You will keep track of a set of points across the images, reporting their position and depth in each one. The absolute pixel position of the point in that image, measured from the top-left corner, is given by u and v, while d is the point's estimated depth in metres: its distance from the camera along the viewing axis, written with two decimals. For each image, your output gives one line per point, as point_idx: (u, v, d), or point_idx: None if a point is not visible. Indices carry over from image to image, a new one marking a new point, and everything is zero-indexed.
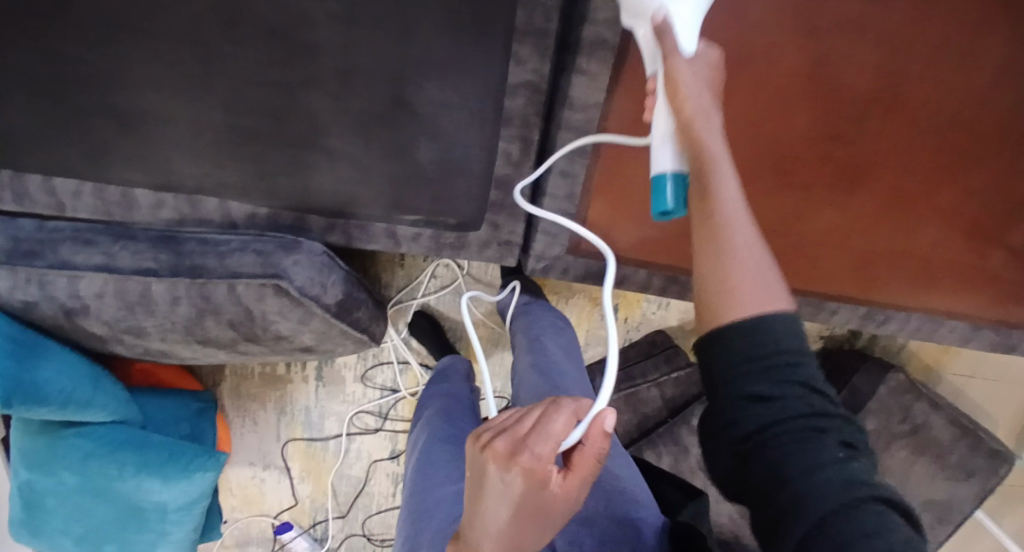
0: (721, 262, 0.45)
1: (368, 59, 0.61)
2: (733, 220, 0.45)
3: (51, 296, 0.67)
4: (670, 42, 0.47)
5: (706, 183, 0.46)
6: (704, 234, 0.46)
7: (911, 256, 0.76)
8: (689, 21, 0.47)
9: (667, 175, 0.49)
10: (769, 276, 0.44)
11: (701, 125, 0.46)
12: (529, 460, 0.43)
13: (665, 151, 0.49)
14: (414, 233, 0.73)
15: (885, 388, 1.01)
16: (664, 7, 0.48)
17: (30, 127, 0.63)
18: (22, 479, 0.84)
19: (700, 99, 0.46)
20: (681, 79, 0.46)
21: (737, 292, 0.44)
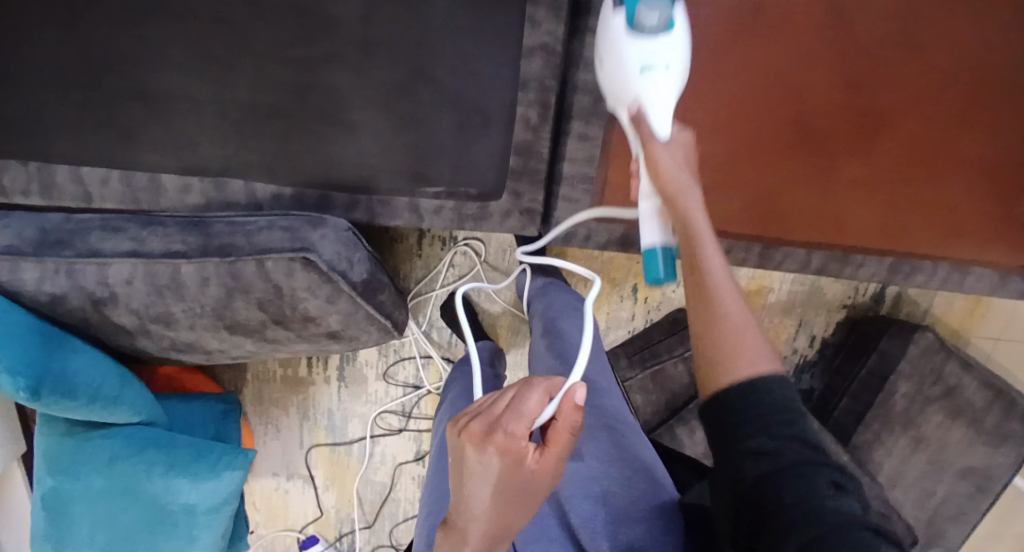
0: (718, 333, 0.48)
1: (386, 31, 0.63)
2: (723, 289, 0.49)
3: (79, 285, 0.67)
4: (647, 129, 0.52)
5: (695, 255, 0.50)
6: (698, 307, 0.49)
7: (937, 207, 0.75)
8: (665, 106, 0.52)
9: (657, 249, 0.54)
10: (759, 336, 0.48)
11: (686, 199, 0.50)
12: (501, 438, 0.47)
13: (652, 229, 0.54)
14: (437, 205, 0.72)
15: (915, 348, 0.98)
16: (639, 96, 0.53)
17: (58, 115, 0.64)
18: (47, 486, 0.82)
19: (681, 179, 0.51)
20: (661, 163, 0.51)
21: (733, 353, 0.47)
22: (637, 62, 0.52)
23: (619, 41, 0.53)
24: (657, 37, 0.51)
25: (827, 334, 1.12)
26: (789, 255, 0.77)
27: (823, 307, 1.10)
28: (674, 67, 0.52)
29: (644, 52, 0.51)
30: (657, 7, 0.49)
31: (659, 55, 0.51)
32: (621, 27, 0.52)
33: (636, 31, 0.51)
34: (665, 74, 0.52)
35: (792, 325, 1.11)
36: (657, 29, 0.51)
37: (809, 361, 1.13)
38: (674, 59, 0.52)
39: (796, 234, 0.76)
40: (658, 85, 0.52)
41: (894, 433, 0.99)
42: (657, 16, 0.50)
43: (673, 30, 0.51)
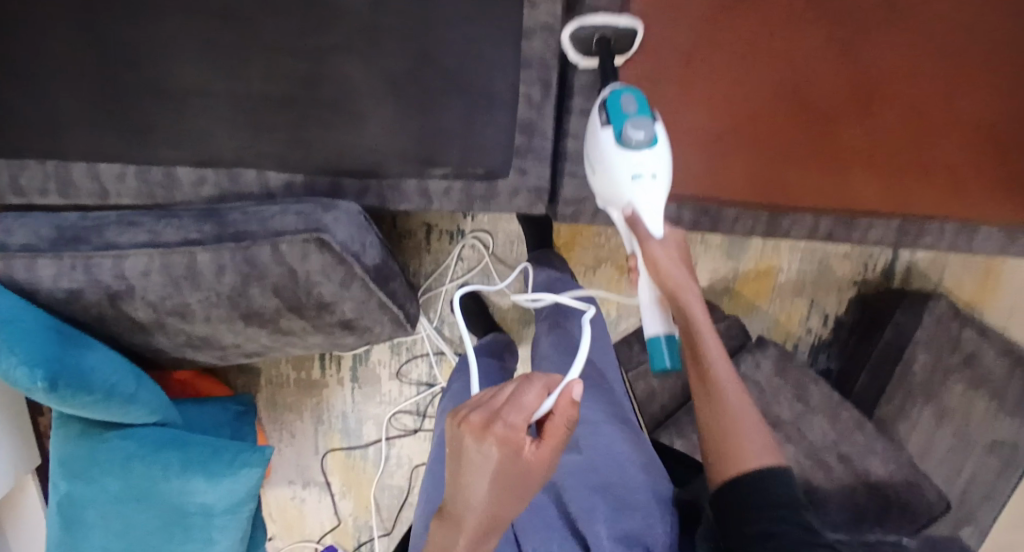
0: (727, 427, 0.58)
1: (391, 17, 0.65)
2: (722, 376, 0.59)
3: (95, 279, 0.68)
4: (642, 230, 0.59)
5: (698, 347, 0.59)
6: (706, 400, 0.58)
7: (937, 170, 0.74)
8: (656, 212, 0.58)
9: (661, 338, 0.60)
10: (754, 417, 0.59)
11: (685, 295, 0.58)
12: (502, 428, 0.46)
13: (655, 321, 0.60)
14: (445, 186, 0.74)
15: (929, 317, 0.97)
16: (633, 202, 0.59)
17: (77, 112, 0.66)
18: (62, 491, 0.82)
19: (679, 276, 0.58)
20: (659, 261, 0.58)
21: (738, 441, 0.57)
22: (628, 172, 0.58)
23: (609, 152, 0.59)
24: (644, 149, 0.58)
25: (841, 313, 1.10)
26: (797, 222, 0.79)
27: (833, 285, 1.08)
28: (660, 175, 0.58)
29: (633, 162, 0.58)
30: (643, 126, 0.57)
31: (647, 166, 0.58)
32: (611, 140, 0.59)
33: (624, 145, 0.58)
34: (653, 182, 0.58)
35: (804, 306, 1.10)
36: (644, 143, 0.58)
37: (824, 340, 1.12)
38: (660, 169, 0.58)
39: (799, 200, 0.75)
40: (648, 190, 0.58)
41: (916, 406, 0.97)
42: (643, 133, 0.57)
43: (658, 143, 0.58)
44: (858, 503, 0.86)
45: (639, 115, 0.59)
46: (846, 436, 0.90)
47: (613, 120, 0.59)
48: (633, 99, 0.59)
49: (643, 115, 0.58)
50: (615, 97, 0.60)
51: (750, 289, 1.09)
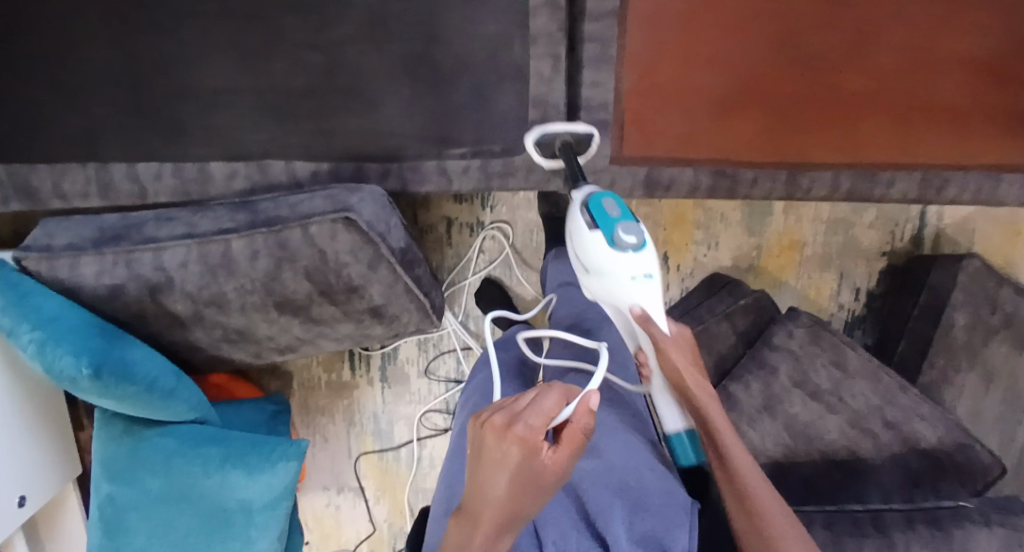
0: (756, 519, 0.57)
1: (400, 4, 0.68)
2: (747, 471, 0.59)
3: (137, 274, 0.70)
4: (654, 328, 0.63)
5: (717, 443, 0.60)
6: (732, 493, 0.59)
7: (949, 112, 0.74)
8: (658, 305, 0.64)
9: (682, 434, 0.69)
10: (785, 515, 0.58)
11: (700, 395, 0.61)
12: (522, 428, 0.49)
13: (675, 420, 0.69)
14: (464, 165, 0.76)
15: (965, 276, 0.94)
16: (636, 301, 0.64)
17: (116, 117, 0.70)
18: (103, 494, 0.83)
19: (689, 371, 0.62)
20: (671, 356, 0.62)
21: (769, 532, 0.56)
22: (625, 275, 0.63)
23: (603, 254, 0.64)
24: (635, 252, 0.63)
25: (871, 285, 1.08)
26: (816, 179, 0.79)
27: (860, 256, 1.07)
28: (653, 273, 0.64)
29: (629, 266, 0.63)
30: (632, 230, 0.63)
31: (641, 268, 0.63)
32: (604, 246, 0.63)
33: (617, 249, 0.63)
34: (649, 280, 0.64)
35: (833, 280, 1.08)
36: (634, 246, 0.63)
37: (858, 316, 1.10)
38: (652, 267, 0.64)
39: (812, 156, 0.77)
40: (647, 289, 0.64)
41: (962, 370, 0.93)
42: (634, 238, 0.62)
43: (647, 244, 0.64)
44: (911, 468, 0.83)
45: (625, 219, 0.63)
46: (890, 400, 0.85)
47: (600, 224, 0.63)
48: (614, 205, 0.64)
49: (628, 219, 0.63)
50: (597, 203, 0.64)
51: (775, 265, 1.08)
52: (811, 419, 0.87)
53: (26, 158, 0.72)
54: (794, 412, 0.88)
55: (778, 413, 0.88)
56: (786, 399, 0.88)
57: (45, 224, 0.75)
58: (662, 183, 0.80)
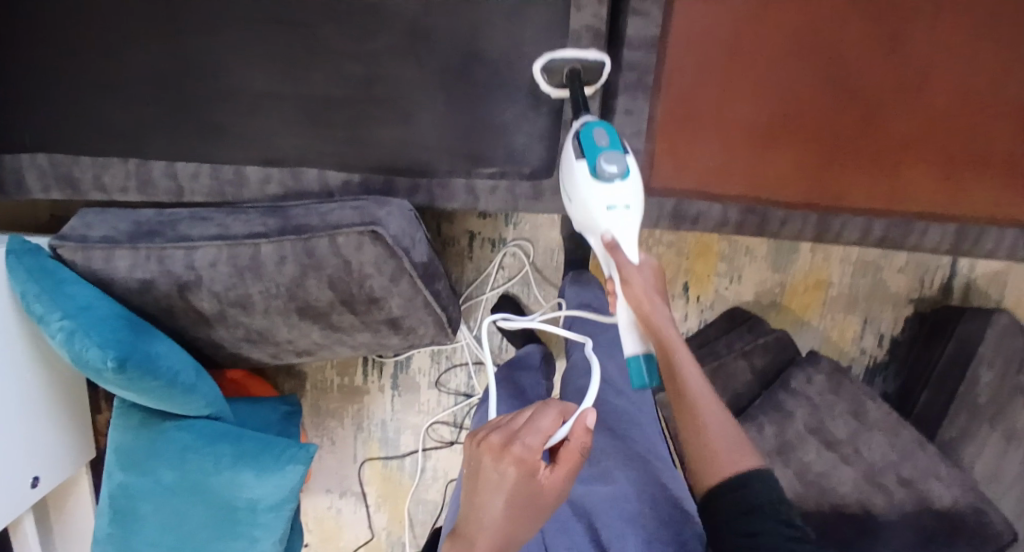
0: (702, 432, 0.56)
1: (442, 22, 0.69)
2: (700, 391, 0.58)
3: (168, 270, 0.72)
4: (621, 257, 0.61)
5: (672, 363, 0.58)
6: (682, 408, 0.57)
7: (990, 160, 0.73)
8: (632, 236, 0.62)
9: (638, 357, 0.62)
10: (737, 438, 0.57)
11: (660, 320, 0.59)
12: (520, 448, 0.49)
13: (632, 342, 0.63)
14: (492, 185, 0.76)
15: (994, 331, 0.92)
16: (608, 229, 0.62)
17: (160, 115, 0.72)
18: (115, 483, 0.84)
19: (651, 296, 0.60)
20: (633, 280, 0.60)
21: (718, 452, 0.55)
22: (602, 202, 0.61)
23: (583, 183, 0.62)
24: (617, 182, 0.61)
25: (896, 331, 1.06)
26: (848, 222, 0.77)
27: (888, 301, 1.05)
28: (633, 206, 0.61)
29: (608, 194, 0.61)
30: (615, 159, 0.61)
31: (619, 198, 0.61)
32: (586, 172, 0.62)
33: (597, 177, 0.61)
34: (626, 212, 0.61)
35: (858, 323, 1.06)
36: (617, 176, 0.61)
37: (879, 362, 1.08)
38: (632, 200, 0.61)
39: (851, 200, 0.76)
40: (622, 219, 0.61)
41: (984, 428, 0.89)
42: (616, 166, 0.61)
43: (630, 176, 0.62)
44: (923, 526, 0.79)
45: (612, 149, 0.62)
46: (908, 455, 0.83)
47: (587, 154, 0.62)
48: (604, 135, 0.62)
49: (615, 149, 0.62)
50: (586, 131, 0.63)
51: (799, 303, 1.06)
52: (825, 469, 0.84)
53: (69, 150, 0.73)
54: (808, 460, 0.85)
55: (792, 459, 0.85)
56: (801, 445, 0.86)
57: (82, 215, 0.77)
58: (689, 217, 0.78)
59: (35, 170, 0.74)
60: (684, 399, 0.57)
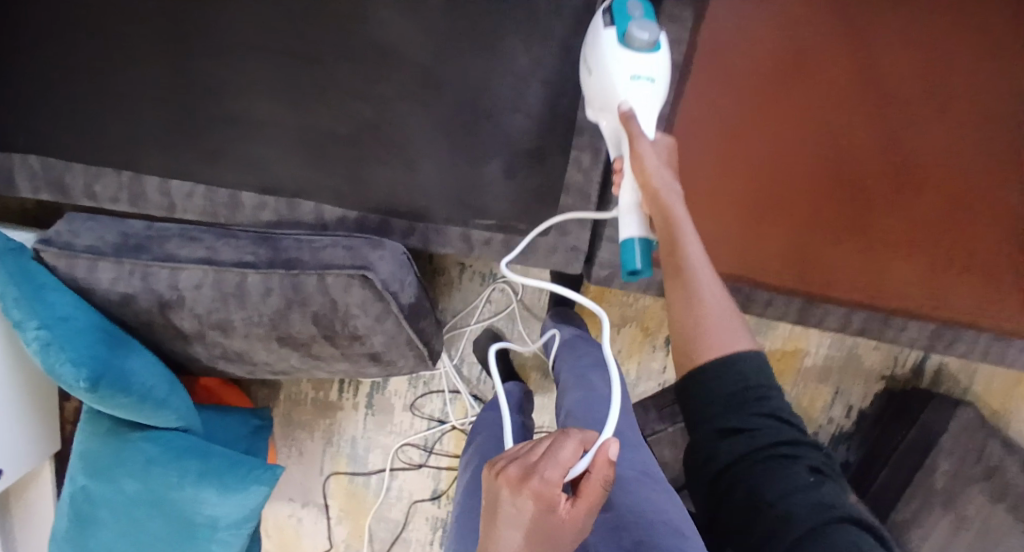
0: (694, 311, 0.53)
1: (454, 75, 0.68)
2: (699, 272, 0.54)
3: (151, 288, 0.72)
4: (636, 130, 0.55)
5: (674, 243, 0.54)
6: (677, 283, 0.55)
7: (971, 267, 0.74)
8: (651, 111, 0.56)
9: (635, 240, 0.57)
10: (733, 319, 0.53)
11: (667, 196, 0.55)
12: (538, 482, 0.45)
13: (632, 222, 0.57)
14: (487, 237, 0.75)
15: (956, 423, 0.95)
16: (626, 101, 0.56)
17: (160, 132, 0.72)
18: (78, 486, 0.84)
19: (662, 176, 0.55)
20: (645, 156, 0.55)
21: (708, 329, 0.52)
22: (626, 73, 0.55)
23: (608, 53, 0.56)
24: (645, 53, 0.55)
25: (865, 405, 1.09)
26: (828, 313, 0.77)
27: (861, 375, 1.08)
28: (657, 79, 0.56)
29: (633, 63, 0.55)
30: (648, 28, 0.54)
31: (645, 70, 0.55)
32: (612, 39, 0.56)
33: (625, 45, 0.55)
34: (650, 86, 0.55)
35: (829, 393, 1.09)
36: (646, 46, 0.55)
37: (845, 431, 1.10)
38: (657, 73, 0.56)
39: (836, 290, 0.77)
40: (646, 93, 0.56)
41: (934, 512, 0.91)
42: (648, 34, 0.54)
43: (659, 49, 0.56)
44: None
45: (646, 18, 0.55)
46: None
47: (617, 21, 0.56)
48: (638, 4, 0.56)
49: (649, 18, 0.55)
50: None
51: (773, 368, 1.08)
52: None
53: (64, 156, 0.73)
54: None
55: None
56: None
57: (69, 218, 0.77)
58: None
59: (27, 172, 0.74)
60: (680, 275, 0.54)
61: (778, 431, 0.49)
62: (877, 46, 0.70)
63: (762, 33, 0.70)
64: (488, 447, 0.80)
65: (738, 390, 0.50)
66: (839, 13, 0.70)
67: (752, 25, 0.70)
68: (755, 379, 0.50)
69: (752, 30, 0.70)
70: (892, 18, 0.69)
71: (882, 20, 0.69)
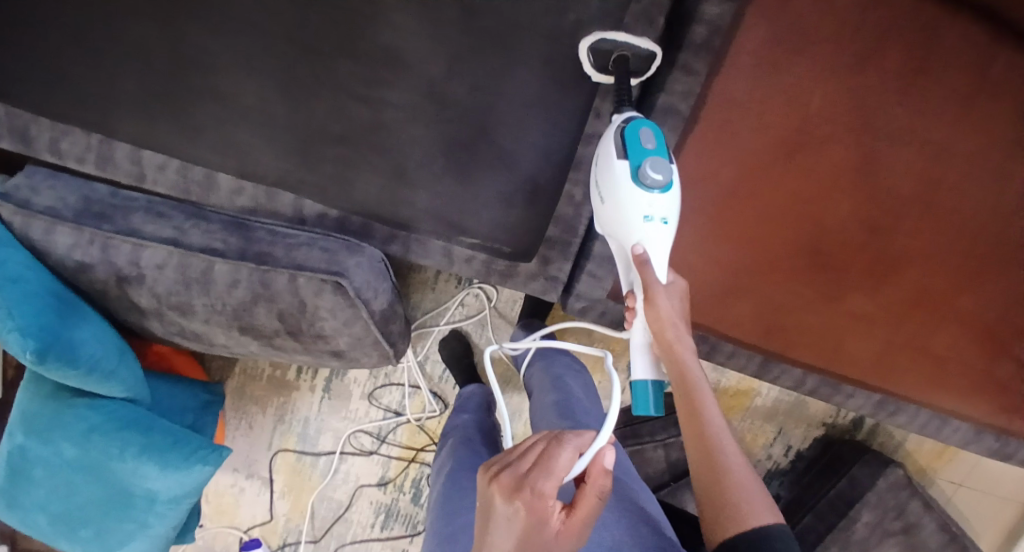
0: (717, 476, 0.54)
1: (459, 90, 0.66)
2: (720, 433, 0.56)
3: (110, 260, 0.69)
4: (650, 276, 0.57)
5: (693, 400, 0.57)
6: (696, 441, 0.56)
7: (929, 353, 0.77)
8: (663, 253, 0.56)
9: (648, 383, 0.61)
10: (760, 487, 0.54)
11: (682, 350, 0.58)
12: (531, 494, 0.46)
13: (643, 367, 0.61)
14: (469, 255, 0.75)
15: (884, 480, 1.00)
16: (640, 242, 0.56)
17: (138, 97, 0.68)
18: (13, 443, 0.81)
19: (678, 329, 0.58)
20: (660, 308, 0.57)
21: (739, 505, 0.52)
22: (637, 215, 0.55)
23: (620, 188, 0.55)
24: (659, 192, 0.55)
25: (803, 448, 1.14)
26: (786, 372, 0.81)
27: (803, 421, 1.12)
28: (671, 220, 0.56)
29: (646, 204, 0.55)
30: (661, 168, 0.53)
31: (659, 210, 0.55)
32: (625, 177, 0.55)
33: (638, 184, 0.54)
34: (662, 226, 0.55)
35: (771, 433, 1.13)
36: (659, 186, 0.54)
37: (780, 469, 1.15)
38: (670, 213, 0.55)
39: (797, 353, 0.79)
40: (657, 233, 0.56)
41: None
42: (662, 177, 0.53)
43: (671, 187, 0.55)
44: None
45: (658, 154, 0.54)
46: None
47: (630, 155, 0.55)
48: (652, 136, 0.55)
49: (662, 154, 0.54)
50: (633, 129, 0.55)
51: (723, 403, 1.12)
52: None
53: (28, 107, 0.69)
54: None
55: None
56: None
57: (28, 171, 0.73)
58: None
59: None
60: (699, 437, 0.56)
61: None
62: (882, 129, 0.69)
63: (778, 101, 0.68)
64: (461, 451, 0.81)
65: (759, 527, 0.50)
66: (850, 88, 0.67)
67: (764, 91, 0.68)
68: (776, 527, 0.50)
69: (769, 91, 0.68)
70: (913, 111, 0.68)
71: (892, 101, 0.67)
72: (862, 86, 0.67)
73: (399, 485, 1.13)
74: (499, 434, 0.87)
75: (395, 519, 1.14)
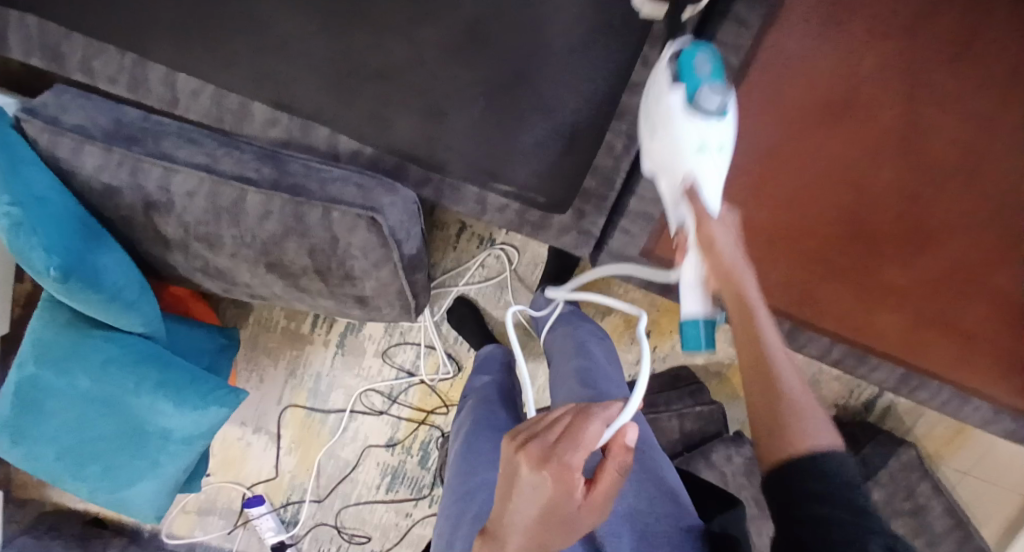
0: (775, 404, 0.49)
1: (499, 25, 0.65)
2: (781, 360, 0.50)
3: (139, 184, 0.67)
4: (700, 205, 0.55)
5: (750, 321, 0.51)
6: (754, 371, 0.50)
7: (957, 330, 0.76)
8: (717, 182, 0.55)
9: (699, 320, 0.57)
10: (826, 421, 0.48)
11: (739, 274, 0.52)
12: (560, 465, 0.45)
13: (695, 301, 0.57)
14: (503, 204, 0.73)
15: (896, 460, 1.01)
16: (692, 173, 0.55)
17: (178, 21, 0.67)
18: (26, 373, 0.79)
19: (733, 254, 0.53)
20: (714, 235, 0.54)
21: (796, 418, 0.47)
22: (694, 142, 0.54)
23: (672, 115, 0.55)
24: (715, 119, 0.54)
25: None
26: (814, 340, 0.79)
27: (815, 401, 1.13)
28: (725, 148, 0.55)
29: (701, 131, 0.54)
30: (718, 92, 0.52)
31: (713, 139, 0.54)
32: (678, 102, 0.54)
33: (692, 110, 0.54)
34: (716, 156, 0.55)
35: None
36: (715, 111, 0.53)
37: None
38: (725, 141, 0.55)
39: (825, 321, 0.78)
40: (710, 163, 0.55)
41: None
42: (716, 100, 0.52)
43: (727, 113, 0.54)
44: None
45: (713, 79, 0.53)
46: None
47: (684, 80, 0.54)
48: (707, 60, 0.53)
49: (717, 79, 0.53)
50: (687, 55, 0.54)
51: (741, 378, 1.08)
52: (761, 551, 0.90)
53: (64, 24, 0.68)
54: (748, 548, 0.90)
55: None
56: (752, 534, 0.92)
57: (55, 91, 0.72)
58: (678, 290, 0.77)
59: (21, 34, 0.69)
60: (757, 358, 0.50)
61: (849, 493, 0.44)
62: (931, 95, 0.68)
63: (821, 62, 0.68)
64: (479, 409, 0.81)
65: (802, 468, 0.46)
66: (900, 55, 0.67)
67: (809, 53, 0.68)
68: (830, 460, 0.45)
69: (814, 53, 0.68)
70: (962, 80, 0.67)
71: (941, 65, 0.67)
72: (908, 55, 0.67)
73: (407, 447, 1.12)
74: (518, 392, 0.88)
75: (401, 482, 1.13)
